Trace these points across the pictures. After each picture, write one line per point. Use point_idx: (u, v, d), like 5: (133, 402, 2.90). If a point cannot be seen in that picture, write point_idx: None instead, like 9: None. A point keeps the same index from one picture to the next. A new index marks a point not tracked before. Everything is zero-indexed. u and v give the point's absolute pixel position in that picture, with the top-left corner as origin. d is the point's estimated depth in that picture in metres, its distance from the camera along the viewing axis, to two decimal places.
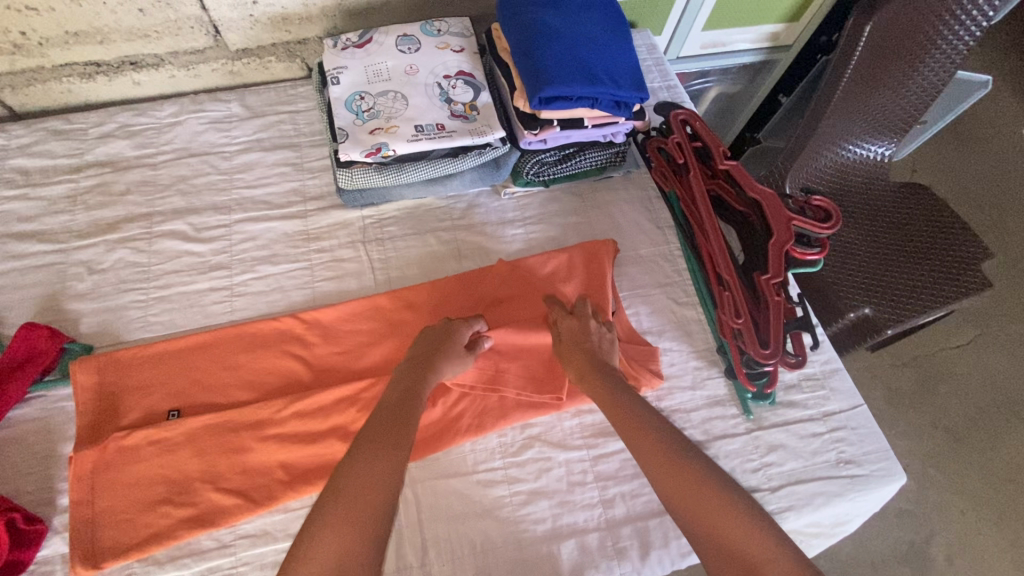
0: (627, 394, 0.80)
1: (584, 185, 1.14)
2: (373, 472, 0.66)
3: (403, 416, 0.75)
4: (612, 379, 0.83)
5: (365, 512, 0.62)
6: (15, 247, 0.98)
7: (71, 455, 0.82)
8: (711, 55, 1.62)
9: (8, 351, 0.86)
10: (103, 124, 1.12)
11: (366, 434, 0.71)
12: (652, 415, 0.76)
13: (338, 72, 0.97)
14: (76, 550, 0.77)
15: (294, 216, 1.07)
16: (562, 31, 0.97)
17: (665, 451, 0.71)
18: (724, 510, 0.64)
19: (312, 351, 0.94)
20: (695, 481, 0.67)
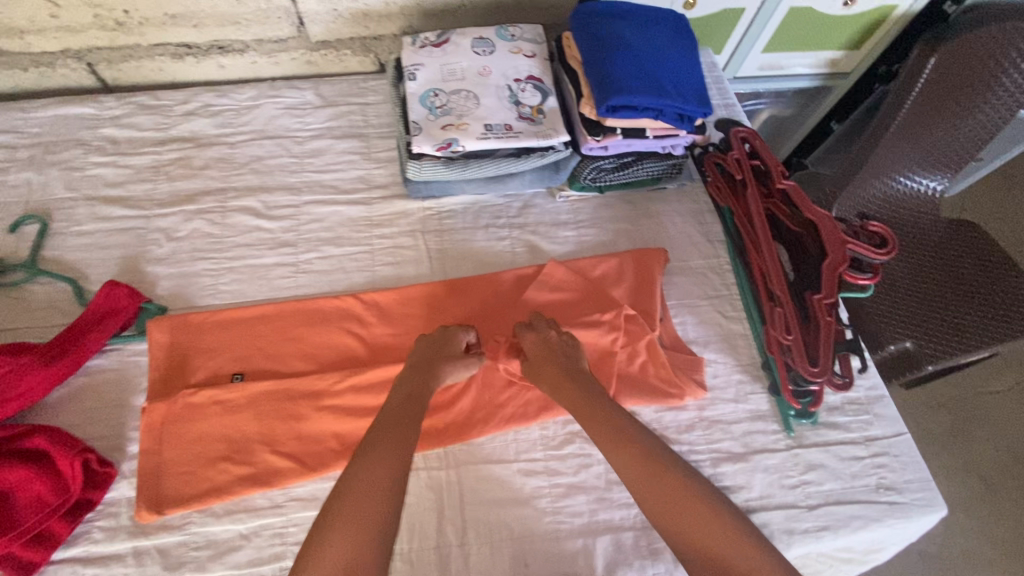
0: (606, 401, 0.83)
1: (639, 194, 1.16)
2: (377, 481, 0.69)
3: (405, 419, 0.77)
4: (593, 388, 0.85)
5: (370, 517, 0.66)
6: (102, 210, 1.05)
7: (145, 406, 0.88)
8: (766, 77, 1.63)
9: (91, 306, 0.93)
10: (188, 102, 1.19)
11: (370, 441, 0.73)
12: (632, 426, 0.79)
13: (415, 69, 1.02)
14: (144, 496, 0.83)
15: (359, 202, 1.12)
16: (633, 44, 1.00)
17: (643, 457, 0.75)
18: (704, 517, 0.70)
19: (370, 331, 0.99)
20: (675, 487, 0.73)
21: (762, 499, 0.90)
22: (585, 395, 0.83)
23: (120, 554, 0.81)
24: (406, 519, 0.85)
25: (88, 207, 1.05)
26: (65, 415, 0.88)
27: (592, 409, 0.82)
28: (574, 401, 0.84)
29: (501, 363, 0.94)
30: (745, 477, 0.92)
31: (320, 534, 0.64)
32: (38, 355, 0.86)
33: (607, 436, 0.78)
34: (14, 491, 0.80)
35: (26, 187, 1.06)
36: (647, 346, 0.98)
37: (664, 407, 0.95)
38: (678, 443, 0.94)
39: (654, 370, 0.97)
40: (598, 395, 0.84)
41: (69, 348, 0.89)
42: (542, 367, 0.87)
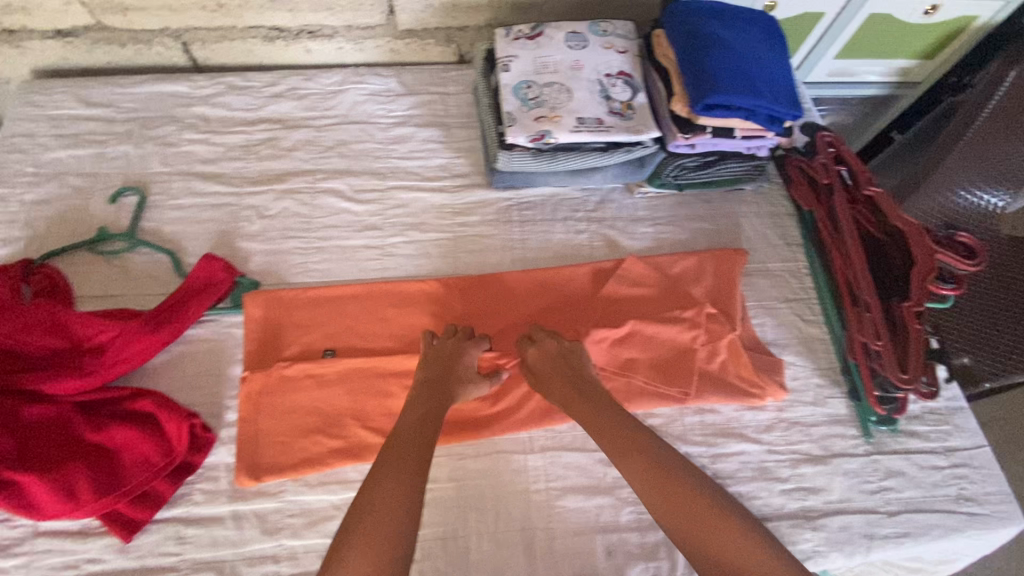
0: (619, 412, 0.82)
1: (717, 194, 1.17)
2: (391, 497, 0.69)
3: (418, 434, 0.77)
4: (604, 399, 0.84)
5: (387, 535, 0.66)
6: (197, 186, 1.08)
7: (244, 375, 0.91)
8: (835, 84, 1.62)
9: (190, 278, 0.96)
10: (276, 85, 1.21)
11: (385, 458, 0.74)
12: (646, 439, 0.79)
13: (509, 61, 1.03)
14: (242, 462, 0.86)
15: (442, 189, 1.14)
16: (728, 43, 1.00)
17: (655, 470, 0.75)
18: (720, 531, 0.71)
19: (447, 317, 1.00)
20: (689, 500, 0.73)
21: (841, 502, 0.91)
22: (596, 407, 0.82)
23: (220, 517, 0.84)
24: (490, 501, 0.88)
25: (183, 182, 1.09)
26: (165, 382, 0.91)
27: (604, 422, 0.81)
28: (584, 416, 0.82)
29: None
30: (824, 479, 0.93)
31: (340, 549, 0.66)
32: (142, 322, 0.89)
33: (619, 450, 0.78)
34: (121, 449, 0.84)
35: (124, 160, 1.10)
36: (727, 345, 0.99)
37: (744, 406, 0.96)
38: (758, 442, 0.94)
39: (734, 369, 0.97)
40: (610, 407, 0.83)
41: (170, 317, 0.92)
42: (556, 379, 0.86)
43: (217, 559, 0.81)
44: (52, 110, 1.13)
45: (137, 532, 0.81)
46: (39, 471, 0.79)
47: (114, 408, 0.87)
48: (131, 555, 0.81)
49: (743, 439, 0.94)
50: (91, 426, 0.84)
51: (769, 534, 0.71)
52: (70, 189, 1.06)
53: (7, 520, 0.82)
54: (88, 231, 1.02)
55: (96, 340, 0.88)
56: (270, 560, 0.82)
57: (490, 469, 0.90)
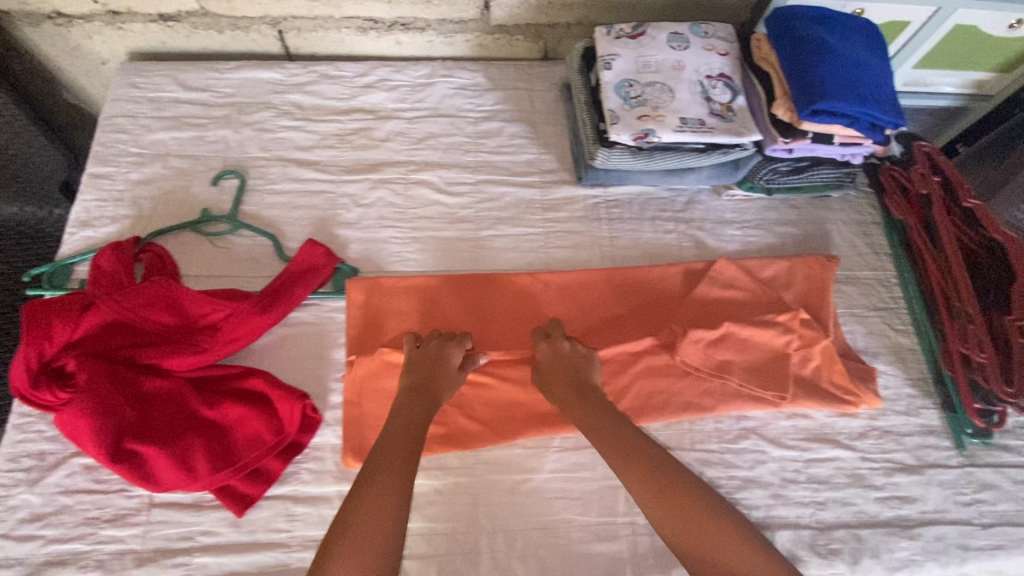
0: (613, 414, 0.82)
1: (804, 200, 1.16)
2: (381, 502, 0.70)
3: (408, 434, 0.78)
4: (598, 401, 0.84)
5: (374, 537, 0.68)
6: (294, 172, 1.10)
7: (348, 360, 0.93)
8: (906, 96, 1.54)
9: (294, 261, 0.98)
10: (367, 75, 1.23)
11: (374, 460, 0.75)
12: (640, 439, 0.79)
13: (611, 59, 1.04)
14: (349, 445, 0.88)
15: (531, 184, 1.15)
16: (834, 50, 0.99)
17: (649, 470, 0.76)
18: (709, 529, 0.73)
19: (461, 317, 1.00)
20: (678, 497, 0.75)
21: (936, 513, 0.91)
22: (591, 411, 0.83)
23: (328, 497, 0.86)
24: (587, 495, 0.89)
25: (281, 167, 1.10)
26: (271, 362, 0.93)
27: (599, 425, 0.81)
28: (582, 419, 0.82)
29: (679, 354, 0.95)
30: (919, 489, 0.93)
31: (330, 552, 0.67)
32: (254, 303, 0.91)
33: (613, 449, 0.78)
34: (234, 427, 0.86)
35: (223, 144, 1.12)
36: (822, 351, 0.98)
37: (838, 412, 0.96)
38: (852, 449, 0.94)
39: (828, 375, 0.98)
40: (605, 410, 0.83)
41: (279, 299, 0.93)
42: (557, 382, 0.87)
43: None
44: (152, 92, 1.16)
45: (249, 507, 0.83)
46: (160, 443, 0.81)
47: (224, 386, 0.89)
48: (244, 530, 0.83)
49: (837, 445, 0.95)
50: (206, 402, 0.86)
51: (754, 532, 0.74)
52: (173, 169, 1.08)
53: (123, 490, 0.84)
54: (192, 212, 1.05)
55: (209, 319, 0.90)
56: None
57: (588, 463, 0.91)
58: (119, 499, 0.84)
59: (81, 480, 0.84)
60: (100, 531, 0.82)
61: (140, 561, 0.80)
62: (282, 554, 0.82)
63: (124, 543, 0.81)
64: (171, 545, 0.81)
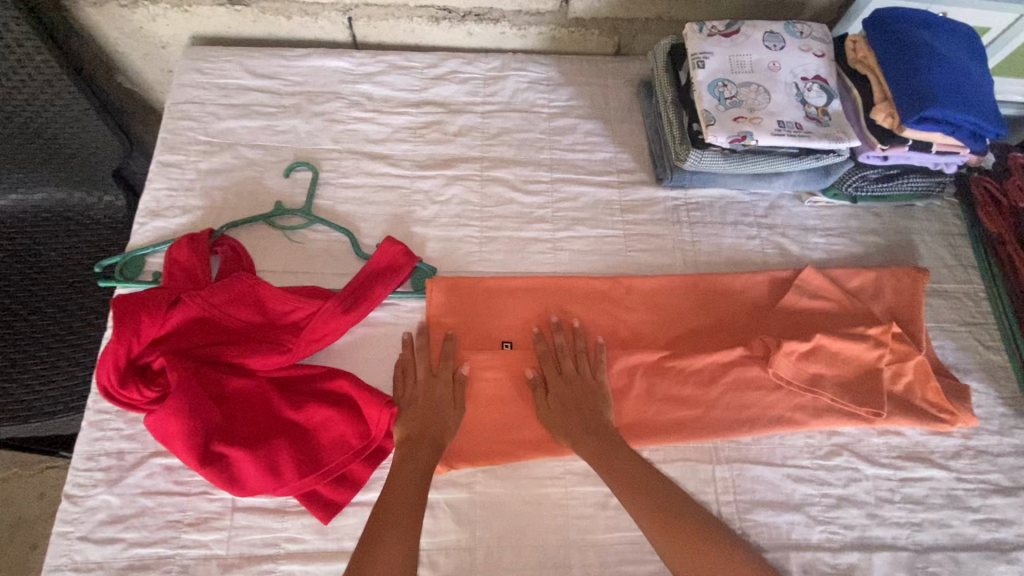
0: (626, 452, 0.82)
1: (888, 209, 1.13)
2: (395, 547, 0.69)
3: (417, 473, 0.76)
4: (613, 438, 0.83)
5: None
6: (368, 165, 1.07)
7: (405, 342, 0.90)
8: None
9: (374, 259, 0.94)
10: (438, 66, 1.19)
11: (384, 504, 0.73)
12: (649, 475, 0.79)
13: (704, 57, 1.00)
14: None
15: (609, 184, 1.11)
16: (938, 54, 0.96)
17: (659, 506, 0.76)
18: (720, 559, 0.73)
19: (501, 325, 0.95)
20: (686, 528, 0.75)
21: None
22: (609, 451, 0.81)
23: None
24: None
25: (354, 160, 1.07)
26: (352, 363, 0.91)
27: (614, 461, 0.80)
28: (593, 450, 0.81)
29: (772, 366, 0.92)
30: (1016, 512, 0.90)
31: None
32: (337, 302, 0.88)
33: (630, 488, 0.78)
34: (319, 430, 0.83)
35: (294, 134, 1.09)
36: (915, 366, 0.95)
37: (931, 430, 0.94)
38: (946, 469, 0.92)
39: (921, 392, 0.95)
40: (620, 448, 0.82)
41: (361, 298, 0.90)
42: (573, 420, 0.85)
43: None
44: (220, 79, 1.12)
45: (335, 514, 0.80)
46: (247, 446, 0.78)
47: (307, 387, 0.85)
48: (329, 538, 0.80)
49: (931, 464, 0.92)
50: (290, 404, 0.83)
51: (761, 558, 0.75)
52: (243, 160, 1.05)
53: (205, 493, 0.81)
54: (265, 204, 1.02)
55: (291, 317, 0.87)
56: (466, 552, 0.81)
57: (678, 476, 0.88)
58: (201, 502, 0.81)
59: (162, 482, 0.82)
60: (183, 535, 0.79)
61: (225, 567, 0.78)
62: None
63: (208, 548, 0.78)
64: (256, 552, 0.79)
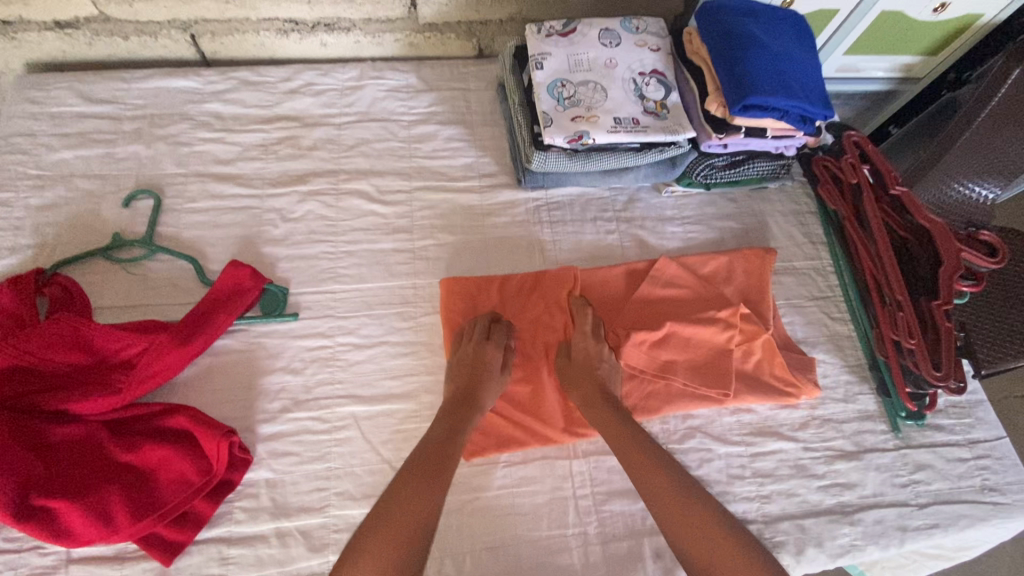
0: (631, 421, 0.86)
1: (743, 193, 1.17)
2: (415, 507, 0.73)
3: (445, 447, 0.81)
4: (613, 405, 0.87)
5: (402, 536, 0.71)
6: (214, 187, 1.04)
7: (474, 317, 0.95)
8: (838, 81, 1.45)
9: (217, 285, 0.92)
10: (291, 80, 1.16)
11: (418, 462, 0.79)
12: (650, 446, 0.82)
13: (543, 58, 1.01)
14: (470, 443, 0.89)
15: (470, 189, 1.11)
16: (763, 42, 0.99)
17: (672, 490, 0.78)
18: (724, 548, 0.72)
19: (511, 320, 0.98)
20: (698, 514, 0.75)
21: (875, 497, 0.94)
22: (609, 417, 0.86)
23: (264, 535, 0.81)
24: (537, 508, 0.87)
25: (200, 183, 1.04)
26: (196, 395, 0.88)
27: (613, 429, 0.85)
28: (606, 422, 0.86)
29: (623, 358, 0.95)
30: (858, 474, 0.95)
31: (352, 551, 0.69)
32: (172, 335, 0.85)
33: (632, 458, 0.81)
34: (156, 469, 0.80)
35: (135, 161, 1.05)
36: (762, 345, 0.99)
37: (779, 404, 0.98)
38: (794, 440, 0.96)
39: (769, 368, 0.99)
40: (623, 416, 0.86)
41: (201, 329, 0.88)
42: (576, 387, 0.89)
43: None
44: (53, 107, 1.07)
45: (178, 554, 0.78)
46: (71, 496, 0.75)
47: (143, 426, 0.83)
48: None
49: (780, 437, 0.96)
50: (123, 445, 0.80)
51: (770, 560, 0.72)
52: (79, 192, 1.01)
53: (36, 547, 0.78)
54: (103, 237, 0.98)
55: (123, 355, 0.84)
56: None
57: (538, 475, 0.89)
58: (31, 557, 0.77)
59: None
60: None
61: None
62: None
63: None
64: None
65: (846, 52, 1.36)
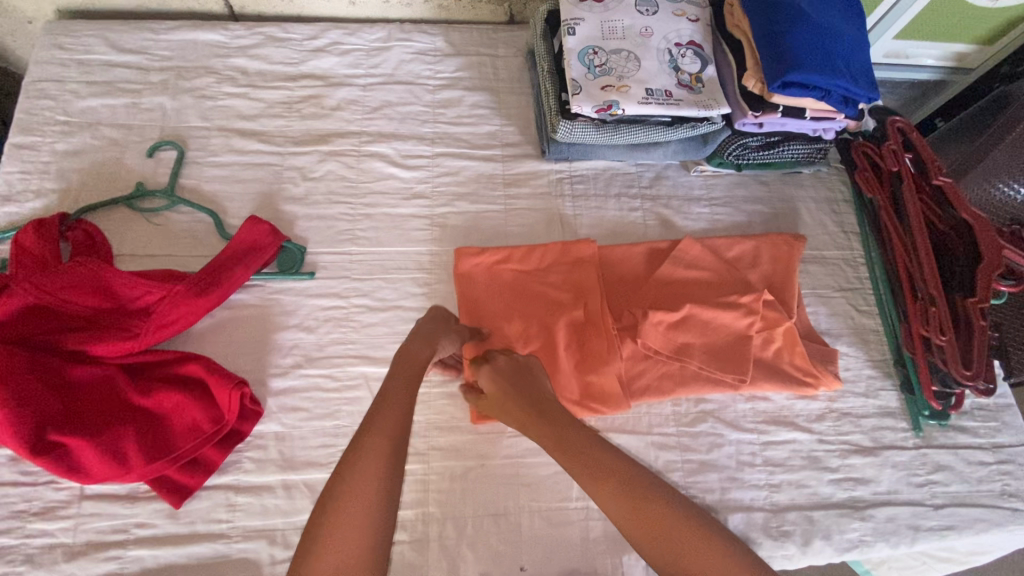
0: (576, 426, 0.76)
1: (775, 176, 1.13)
2: (365, 493, 0.66)
3: (396, 422, 0.72)
4: (554, 408, 0.78)
5: (355, 530, 0.65)
6: (238, 143, 1.04)
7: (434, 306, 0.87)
8: (885, 68, 1.38)
9: (236, 239, 0.92)
10: (318, 38, 1.14)
11: (360, 441, 0.70)
12: (607, 452, 0.74)
13: (575, 23, 0.98)
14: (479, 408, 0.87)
15: (492, 158, 1.09)
16: (809, 16, 0.94)
17: (630, 494, 0.71)
18: (694, 546, 0.68)
19: (518, 292, 0.96)
20: (661, 516, 0.70)
21: (889, 494, 0.91)
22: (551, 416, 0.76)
23: (271, 486, 0.82)
24: (542, 480, 0.87)
25: (223, 137, 1.04)
26: (212, 346, 0.89)
27: (558, 438, 0.75)
28: (546, 424, 0.76)
29: (640, 337, 0.92)
30: (873, 470, 0.92)
31: (306, 551, 0.64)
32: (190, 286, 0.86)
33: (583, 470, 0.73)
34: (171, 415, 0.82)
35: (160, 112, 1.05)
36: (783, 334, 0.96)
37: (797, 394, 0.95)
38: (809, 431, 0.94)
39: (789, 358, 0.96)
40: (567, 419, 0.77)
41: (217, 282, 0.88)
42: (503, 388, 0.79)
43: (268, 528, 0.80)
44: (82, 54, 1.07)
45: (188, 498, 0.80)
46: (87, 436, 0.77)
47: (160, 373, 0.84)
48: (181, 521, 0.79)
49: (793, 428, 0.94)
50: (139, 390, 0.81)
51: (741, 548, 0.69)
52: (104, 139, 1.01)
53: (53, 481, 0.80)
54: (126, 186, 0.99)
55: (141, 302, 0.85)
56: None
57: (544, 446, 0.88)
58: (48, 491, 0.79)
59: (7, 473, 0.80)
60: (28, 525, 0.77)
61: (70, 555, 0.76)
62: (221, 545, 0.79)
63: (54, 536, 0.77)
64: (104, 538, 0.78)
65: (895, 37, 1.30)
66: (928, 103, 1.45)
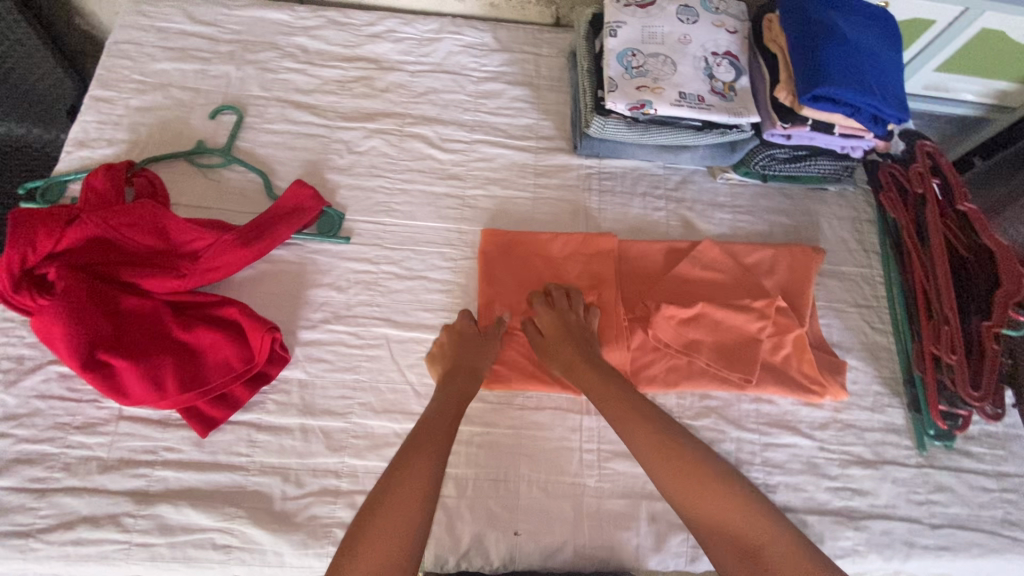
0: (614, 379, 0.86)
1: (800, 190, 1.15)
2: (410, 493, 0.72)
3: (440, 428, 0.80)
4: (600, 363, 0.89)
5: (402, 523, 0.70)
6: (292, 113, 1.11)
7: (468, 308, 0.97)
8: (924, 100, 1.39)
9: (282, 201, 0.99)
10: (375, 24, 1.22)
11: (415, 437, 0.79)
12: (643, 403, 0.83)
13: (618, 26, 1.03)
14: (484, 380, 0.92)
15: (527, 149, 1.14)
16: (845, 35, 0.97)
17: (661, 440, 0.79)
18: (718, 489, 0.75)
19: (540, 274, 1.01)
20: (688, 460, 0.77)
21: (886, 508, 0.92)
22: (598, 371, 0.87)
23: (289, 428, 0.88)
24: (545, 453, 0.90)
25: (279, 108, 1.12)
26: (248, 296, 0.96)
27: (596, 387, 0.85)
28: (590, 377, 0.86)
29: (652, 328, 0.95)
30: (872, 483, 0.93)
31: (359, 524, 0.70)
32: (236, 236, 0.92)
33: (624, 416, 0.82)
34: (205, 351, 0.88)
35: (225, 80, 1.13)
36: (793, 340, 0.98)
37: (801, 401, 0.97)
38: (811, 438, 0.95)
39: (798, 365, 0.97)
40: (610, 373, 0.87)
41: (262, 236, 0.94)
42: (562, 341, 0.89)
43: (284, 466, 0.85)
44: (160, 22, 1.16)
45: (214, 429, 0.86)
46: (132, 358, 0.84)
47: (201, 313, 0.91)
48: (205, 450, 0.85)
49: (796, 432, 0.96)
50: (180, 325, 0.89)
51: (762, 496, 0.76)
52: (173, 100, 1.10)
53: (94, 401, 0.87)
54: (188, 143, 1.07)
55: (192, 247, 0.92)
56: (332, 474, 0.86)
57: (549, 423, 0.92)
58: (89, 408, 0.86)
59: (56, 387, 0.87)
60: (69, 436, 0.84)
61: (104, 468, 0.83)
62: (239, 476, 0.84)
63: (90, 450, 0.84)
64: (135, 457, 0.84)
65: (936, 69, 1.30)
66: (967, 140, 1.45)
